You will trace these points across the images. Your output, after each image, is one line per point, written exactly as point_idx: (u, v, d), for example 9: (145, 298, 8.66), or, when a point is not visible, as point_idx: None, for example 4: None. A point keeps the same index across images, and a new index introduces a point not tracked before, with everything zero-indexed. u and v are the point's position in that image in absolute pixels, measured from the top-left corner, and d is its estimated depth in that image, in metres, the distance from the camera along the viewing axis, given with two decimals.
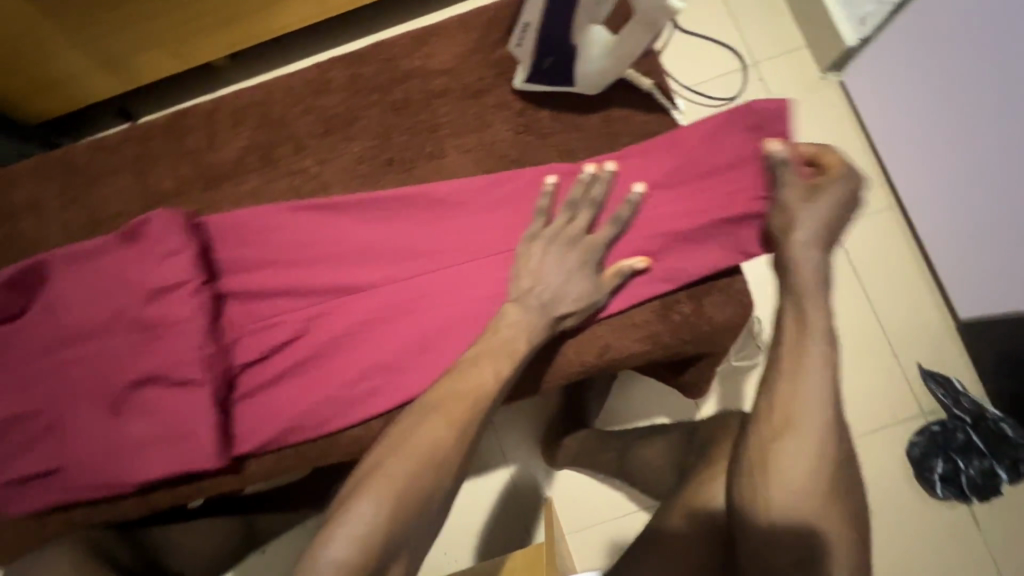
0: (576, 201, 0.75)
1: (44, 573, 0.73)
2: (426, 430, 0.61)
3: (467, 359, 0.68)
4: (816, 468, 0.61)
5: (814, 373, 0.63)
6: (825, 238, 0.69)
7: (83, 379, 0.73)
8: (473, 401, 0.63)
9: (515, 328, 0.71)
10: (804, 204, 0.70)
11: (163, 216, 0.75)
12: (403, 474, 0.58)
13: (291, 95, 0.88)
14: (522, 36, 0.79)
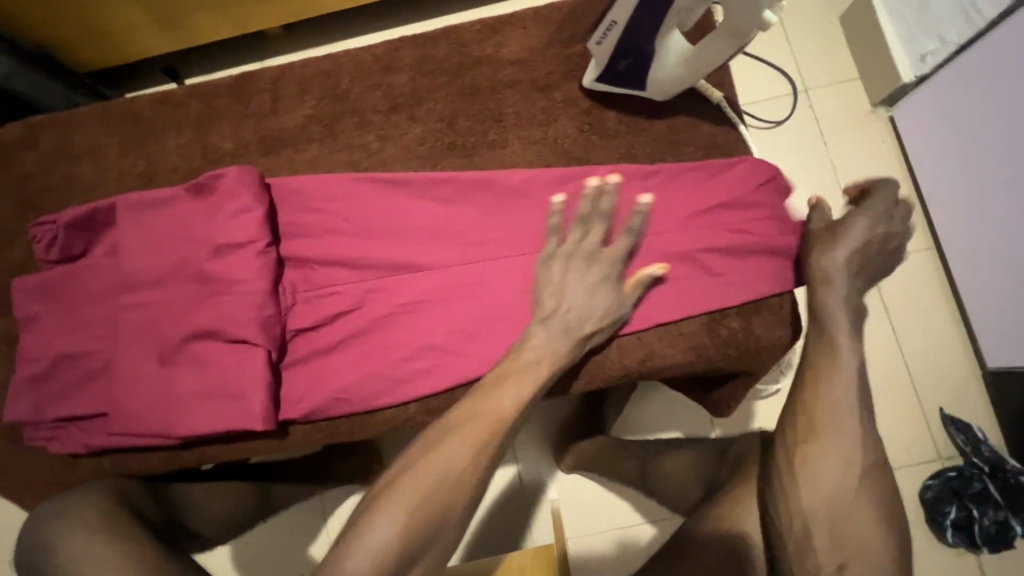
0: (587, 217, 0.74)
1: (75, 513, 0.73)
2: (453, 446, 0.61)
3: (490, 380, 0.66)
4: (846, 475, 0.63)
5: (840, 385, 0.66)
6: (857, 269, 0.72)
7: (142, 329, 0.77)
8: (494, 425, 0.62)
9: (540, 352, 0.69)
10: (841, 238, 0.73)
11: (238, 173, 0.79)
12: (421, 497, 0.58)
13: (360, 69, 0.88)
14: (603, 35, 0.76)
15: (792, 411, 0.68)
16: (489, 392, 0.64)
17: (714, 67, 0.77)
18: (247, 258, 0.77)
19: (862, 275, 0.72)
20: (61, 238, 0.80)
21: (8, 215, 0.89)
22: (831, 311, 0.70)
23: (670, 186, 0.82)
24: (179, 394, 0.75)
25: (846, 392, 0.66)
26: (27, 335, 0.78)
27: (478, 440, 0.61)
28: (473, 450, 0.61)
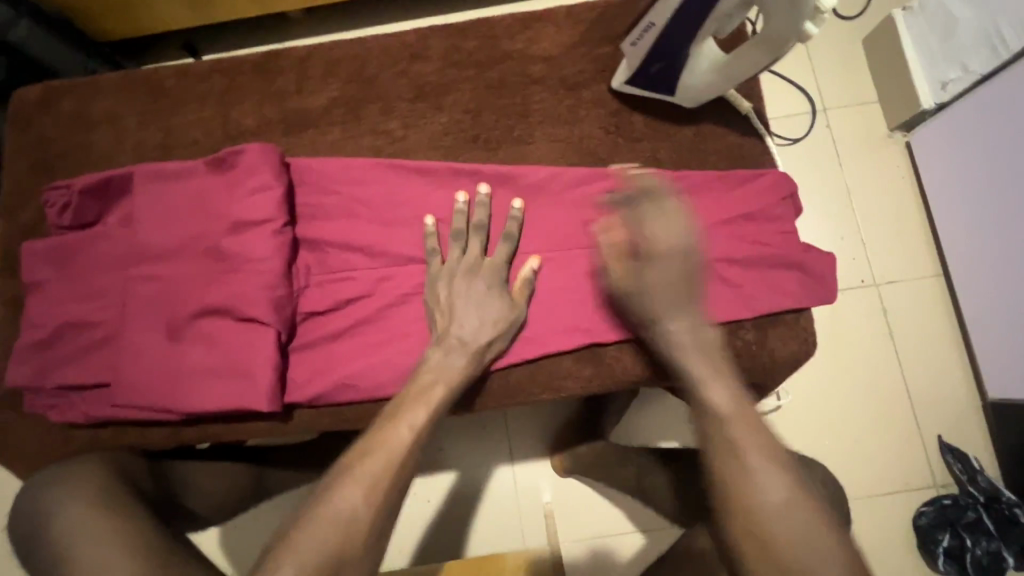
0: (461, 231, 0.79)
1: (70, 484, 0.73)
2: (359, 468, 0.62)
3: (388, 414, 0.67)
4: (779, 486, 0.57)
5: (743, 431, 0.61)
6: (682, 305, 0.71)
7: (152, 302, 0.76)
8: (387, 461, 0.62)
9: (436, 372, 0.72)
10: (638, 278, 0.73)
11: (259, 150, 0.77)
12: (308, 554, 0.56)
13: (388, 55, 0.87)
14: (638, 38, 0.75)
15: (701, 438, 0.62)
16: (385, 429, 0.66)
17: (745, 78, 0.76)
18: (262, 237, 0.76)
19: (687, 307, 0.71)
20: (75, 204, 0.79)
21: (21, 178, 0.87)
22: (681, 363, 0.69)
23: (693, 193, 0.81)
24: (184, 370, 0.74)
25: (751, 434, 0.61)
26: (34, 300, 0.77)
27: (370, 481, 0.61)
28: (367, 490, 0.60)
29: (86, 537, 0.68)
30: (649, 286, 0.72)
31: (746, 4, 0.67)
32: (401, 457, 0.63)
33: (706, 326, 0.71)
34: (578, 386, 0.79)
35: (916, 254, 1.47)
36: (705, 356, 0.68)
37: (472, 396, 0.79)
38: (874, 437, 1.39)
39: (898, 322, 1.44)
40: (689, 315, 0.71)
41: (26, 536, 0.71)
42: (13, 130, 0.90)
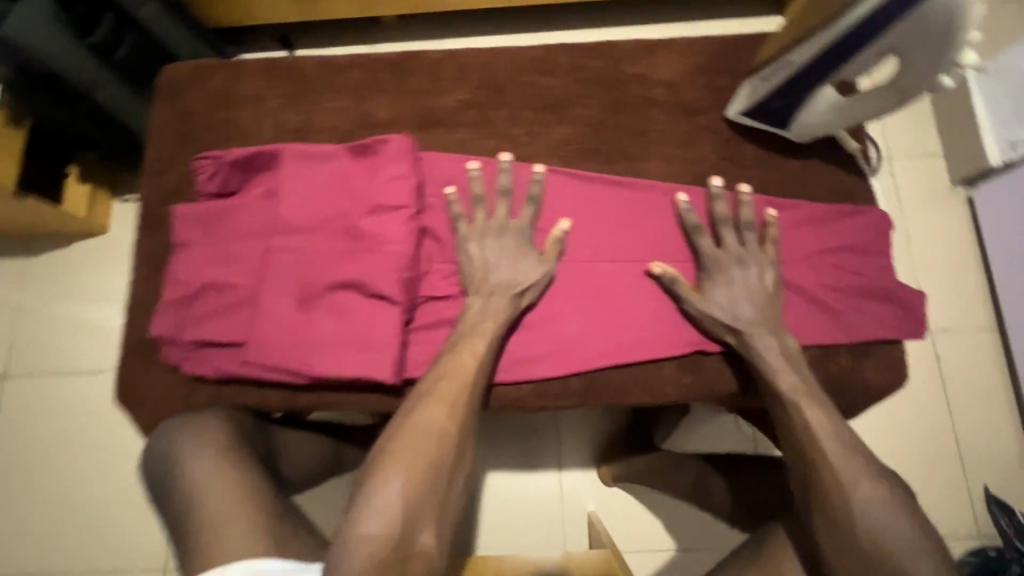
0: (479, 196, 0.83)
1: (195, 427, 0.77)
2: (438, 389, 0.72)
3: (450, 345, 0.77)
4: (848, 449, 0.69)
5: (810, 406, 0.73)
6: (764, 317, 0.79)
7: (289, 271, 0.81)
8: (460, 382, 0.73)
9: (485, 314, 0.79)
10: (716, 294, 0.81)
11: (402, 142, 0.84)
12: (414, 456, 0.66)
13: (518, 67, 0.94)
14: (772, 73, 0.81)
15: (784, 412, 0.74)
16: (452, 357, 0.75)
17: (864, 120, 0.82)
18: (398, 222, 0.81)
19: (769, 320, 0.79)
20: (222, 173, 0.85)
21: (165, 145, 0.94)
22: (768, 366, 0.77)
23: (800, 222, 0.86)
24: (315, 338, 0.79)
25: (814, 406, 0.73)
26: (180, 259, 0.83)
27: (451, 399, 0.71)
28: (451, 406, 0.71)
29: (217, 486, 0.73)
30: (739, 300, 0.80)
31: (887, 54, 0.72)
32: (472, 378, 0.74)
33: (788, 334, 0.80)
34: (678, 392, 0.83)
35: (972, 306, 1.50)
36: (786, 360, 0.77)
37: (576, 391, 0.83)
38: (920, 482, 1.41)
39: (951, 372, 1.47)
40: (773, 328, 0.79)
41: (158, 478, 0.76)
42: (163, 101, 0.97)
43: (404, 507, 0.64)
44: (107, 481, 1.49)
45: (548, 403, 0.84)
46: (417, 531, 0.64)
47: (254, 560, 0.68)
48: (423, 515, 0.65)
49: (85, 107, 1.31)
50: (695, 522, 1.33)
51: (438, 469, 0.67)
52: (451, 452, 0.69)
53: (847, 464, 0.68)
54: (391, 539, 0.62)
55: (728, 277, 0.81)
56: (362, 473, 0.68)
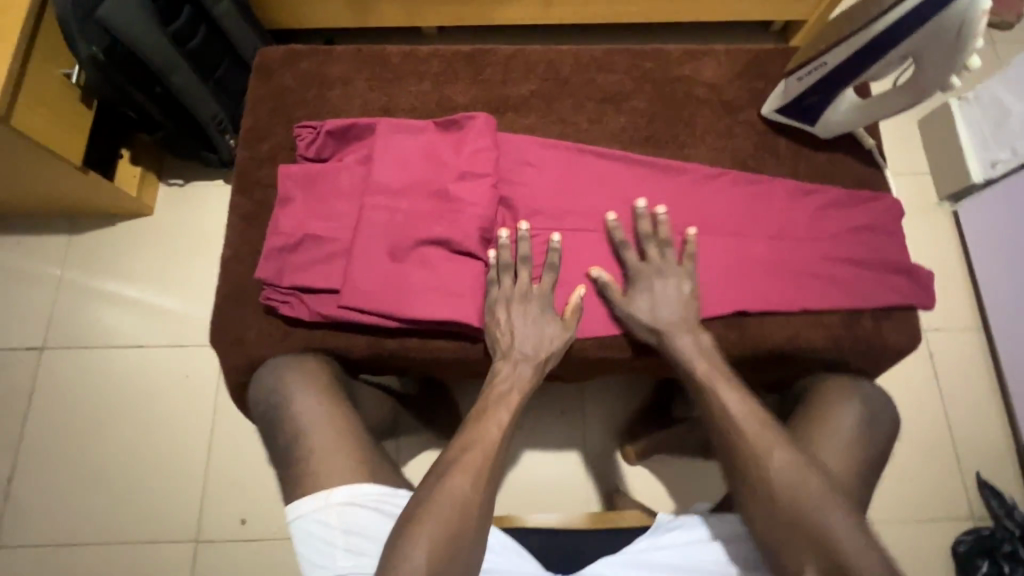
0: (504, 266, 0.90)
1: (294, 366, 0.87)
2: (460, 464, 0.77)
3: (474, 417, 0.83)
4: (805, 477, 0.75)
5: (754, 429, 0.80)
6: (682, 320, 0.90)
7: (384, 227, 0.90)
8: (484, 455, 0.78)
9: (510, 383, 0.87)
10: (638, 300, 0.92)
11: (484, 120, 0.95)
12: (438, 526, 0.71)
13: (580, 64, 1.06)
14: (809, 72, 0.93)
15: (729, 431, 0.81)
16: (477, 429, 0.81)
17: (880, 118, 0.96)
18: (480, 189, 0.92)
19: (686, 324, 0.90)
20: (321, 140, 0.96)
21: (262, 117, 1.04)
22: (688, 364, 0.87)
23: (828, 205, 0.99)
24: (405, 286, 0.88)
25: (756, 429, 0.80)
26: (281, 213, 0.91)
27: (473, 467, 0.76)
28: (473, 473, 0.76)
29: (319, 418, 0.83)
30: (658, 304, 0.91)
31: (905, 58, 0.86)
32: (494, 448, 0.79)
33: (702, 331, 0.91)
34: (723, 347, 0.94)
35: (960, 307, 1.65)
36: (702, 354, 0.88)
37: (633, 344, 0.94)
38: (917, 467, 1.53)
39: (944, 366, 1.60)
40: (691, 329, 0.90)
41: (263, 410, 0.87)
42: (257, 79, 1.07)
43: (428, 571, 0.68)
44: (139, 453, 1.52)
45: (608, 353, 0.95)
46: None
47: (352, 485, 0.78)
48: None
49: (158, 90, 1.39)
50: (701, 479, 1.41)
51: (459, 538, 0.71)
52: (472, 519, 0.73)
53: (775, 467, 0.76)
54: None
55: (650, 286, 0.92)
56: (388, 539, 0.72)
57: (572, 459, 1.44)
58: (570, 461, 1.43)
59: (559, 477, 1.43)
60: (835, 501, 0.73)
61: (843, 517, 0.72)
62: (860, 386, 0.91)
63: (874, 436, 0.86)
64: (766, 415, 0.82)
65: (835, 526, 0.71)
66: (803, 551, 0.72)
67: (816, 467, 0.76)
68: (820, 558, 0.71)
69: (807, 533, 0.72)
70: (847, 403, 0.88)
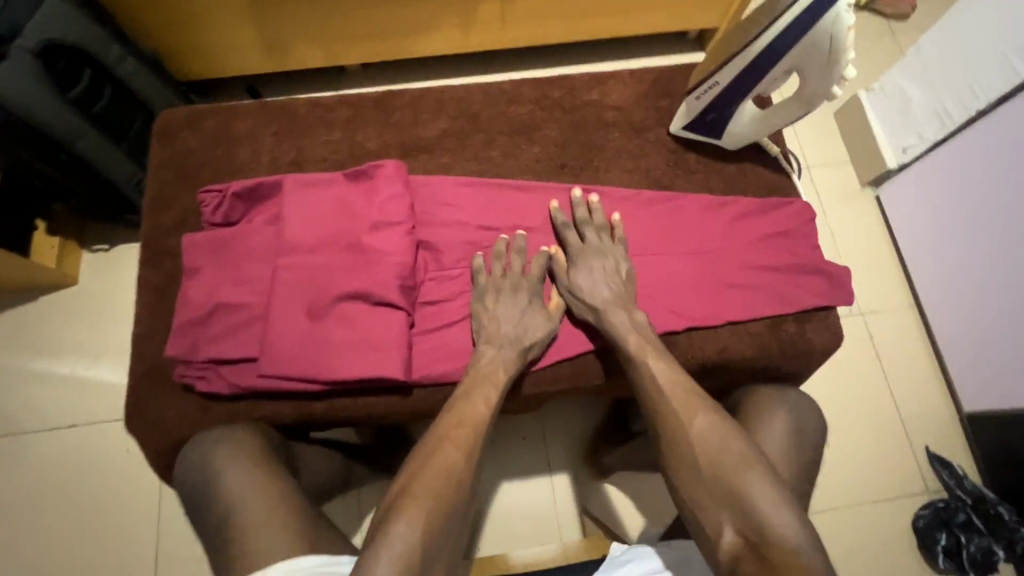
0: (502, 254, 0.94)
1: (219, 444, 0.81)
2: (452, 440, 0.78)
3: (460, 396, 0.84)
4: (771, 493, 0.72)
5: (725, 445, 0.77)
6: (618, 295, 0.92)
7: (300, 287, 0.88)
8: (472, 429, 0.80)
9: (493, 364, 0.87)
10: (578, 281, 0.94)
11: (395, 166, 0.95)
12: (431, 498, 0.71)
13: (489, 98, 1.07)
14: (704, 91, 0.96)
15: (689, 449, 0.78)
16: (463, 405, 0.83)
17: (779, 127, 1.00)
18: (397, 236, 0.91)
19: (619, 300, 0.91)
20: (227, 204, 0.93)
21: (166, 182, 1.00)
22: (620, 337, 0.88)
23: (742, 214, 1.01)
24: (328, 343, 0.85)
25: (724, 440, 0.77)
26: (190, 284, 0.88)
27: (465, 444, 0.78)
28: (465, 449, 0.78)
29: (247, 494, 0.76)
30: (600, 277, 0.93)
31: (790, 70, 0.89)
32: (482, 426, 0.81)
33: (638, 309, 0.92)
34: None
35: (892, 287, 1.71)
36: (635, 329, 0.89)
37: (566, 375, 0.93)
38: (872, 448, 1.56)
39: (884, 346, 1.66)
40: (625, 304, 0.91)
41: (189, 484, 0.80)
42: (159, 143, 1.03)
43: (418, 545, 0.67)
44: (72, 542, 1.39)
45: (543, 387, 0.93)
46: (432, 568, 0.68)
47: (291, 558, 0.71)
48: (434, 557, 0.69)
49: (64, 157, 1.31)
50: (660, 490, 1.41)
51: (448, 516, 0.72)
52: (461, 497, 0.74)
53: (743, 483, 0.73)
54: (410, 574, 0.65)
55: (591, 263, 0.94)
56: (374, 524, 0.70)
57: (539, 485, 1.41)
58: (536, 488, 1.41)
59: (521, 505, 1.39)
60: (752, 463, 0.75)
61: (761, 481, 0.73)
62: (786, 392, 0.95)
63: (801, 446, 0.88)
64: (693, 385, 0.84)
65: (752, 486, 0.73)
66: (722, 514, 0.73)
67: (736, 431, 0.78)
68: (737, 518, 0.72)
69: (728, 494, 0.73)
70: (777, 414, 0.90)
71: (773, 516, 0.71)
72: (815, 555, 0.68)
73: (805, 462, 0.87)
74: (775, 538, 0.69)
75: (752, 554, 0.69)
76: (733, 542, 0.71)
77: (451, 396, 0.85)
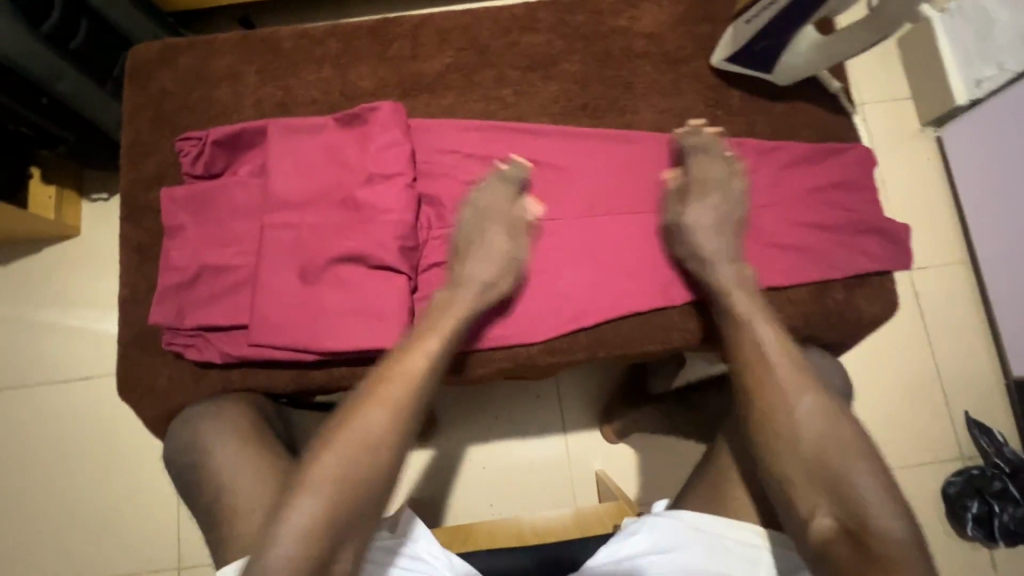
0: (513, 203, 0.83)
1: (203, 421, 0.77)
2: (377, 402, 0.67)
3: (401, 347, 0.73)
4: (878, 485, 0.64)
5: (834, 428, 0.67)
6: (732, 245, 0.80)
7: (290, 248, 0.79)
8: (404, 386, 0.69)
9: (449, 303, 0.77)
10: (695, 214, 0.81)
11: (391, 107, 0.83)
12: (338, 468, 0.63)
13: (500, 26, 0.92)
14: (758, 13, 0.80)
15: (791, 425, 0.68)
16: (400, 356, 0.71)
17: (844, 58, 0.84)
18: (393, 189, 0.81)
19: (721, 254, 0.79)
20: (206, 153, 0.83)
21: (143, 129, 0.91)
22: (727, 291, 0.77)
23: (791, 163, 0.88)
24: (322, 310, 0.79)
25: (836, 423, 0.67)
26: (172, 244, 0.82)
27: (396, 404, 0.68)
28: (394, 412, 0.67)
29: (235, 470, 0.73)
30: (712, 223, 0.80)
31: None
32: (418, 382, 0.70)
33: (745, 263, 0.80)
34: (684, 339, 0.84)
35: (946, 241, 1.54)
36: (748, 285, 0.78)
37: (584, 345, 0.84)
38: (907, 414, 1.47)
39: (931, 305, 1.52)
40: (732, 259, 0.79)
41: (177, 470, 0.77)
42: (131, 83, 0.92)
43: (322, 525, 0.61)
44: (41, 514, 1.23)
45: (557, 358, 0.84)
46: (339, 547, 0.62)
47: None
48: (346, 532, 0.63)
49: (45, 101, 1.13)
50: (679, 452, 1.35)
51: (366, 490, 0.64)
52: (384, 467, 0.65)
53: (853, 474, 0.65)
54: (313, 554, 0.60)
55: (701, 209, 0.81)
56: (284, 493, 0.64)
57: (552, 444, 1.37)
58: (548, 448, 1.36)
59: (532, 465, 1.36)
60: (859, 451, 0.66)
61: (865, 470, 0.65)
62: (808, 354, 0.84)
63: None
64: (800, 356, 0.72)
65: (857, 475, 0.64)
66: (819, 496, 0.65)
67: (847, 414, 0.68)
68: (838, 505, 0.64)
69: (830, 480, 0.65)
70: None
71: (873, 507, 0.63)
72: (912, 551, 0.62)
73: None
74: (875, 529, 0.62)
75: (846, 542, 0.63)
76: (822, 515, 0.65)
77: (398, 341, 0.74)
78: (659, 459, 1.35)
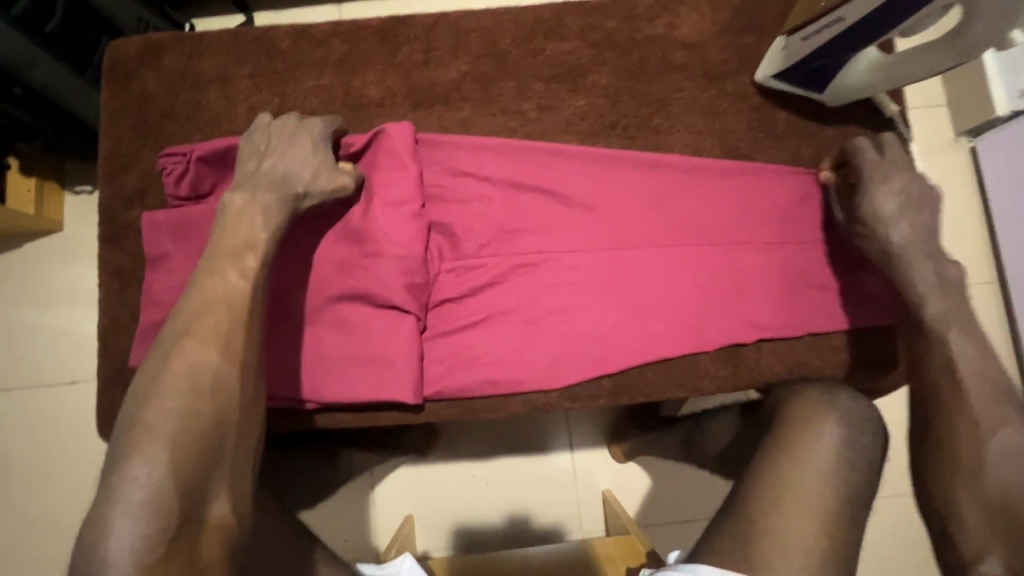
0: None
1: None
2: (196, 338, 0.56)
3: (208, 267, 0.61)
4: None
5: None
6: (921, 239, 0.70)
7: (294, 284, 0.74)
8: (226, 313, 0.58)
9: (245, 214, 0.64)
10: (885, 208, 0.71)
11: (400, 128, 0.76)
12: (172, 418, 0.52)
13: (522, 31, 0.83)
14: (817, 31, 0.71)
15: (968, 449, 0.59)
16: (206, 280, 0.60)
17: (905, 83, 0.76)
18: (400, 218, 0.73)
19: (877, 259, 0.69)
20: (193, 171, 0.75)
21: (123, 138, 0.81)
22: (919, 297, 0.68)
23: None
24: (325, 350, 0.73)
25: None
26: (158, 269, 0.74)
27: (220, 335, 0.57)
28: (222, 341, 0.57)
29: None
30: (883, 224, 0.71)
31: (950, 5, 0.65)
32: (243, 302, 0.59)
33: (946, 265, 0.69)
34: (714, 386, 0.77)
35: None
36: (944, 284, 0.68)
37: (608, 391, 0.77)
38: None
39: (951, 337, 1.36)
40: (915, 265, 0.69)
41: None
42: (109, 84, 0.83)
43: (169, 487, 0.50)
44: (4, 535, 1.12)
45: (577, 405, 0.77)
46: (208, 496, 0.52)
47: None
48: (208, 479, 0.52)
49: (19, 91, 0.92)
50: (690, 482, 1.17)
51: (218, 430, 0.54)
52: (236, 399, 0.55)
53: None
54: (166, 520, 0.49)
55: (881, 206, 0.71)
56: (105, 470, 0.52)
57: (551, 467, 1.17)
58: (548, 472, 1.17)
59: (525, 495, 1.16)
60: None
61: None
62: (838, 399, 0.71)
63: (852, 466, 0.67)
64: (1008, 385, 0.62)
65: None
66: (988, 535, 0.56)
67: None
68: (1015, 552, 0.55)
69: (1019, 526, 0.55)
70: (824, 426, 0.69)
71: None
72: None
73: (861, 489, 0.68)
74: None
75: None
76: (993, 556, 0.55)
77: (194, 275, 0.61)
78: (679, 487, 1.18)
